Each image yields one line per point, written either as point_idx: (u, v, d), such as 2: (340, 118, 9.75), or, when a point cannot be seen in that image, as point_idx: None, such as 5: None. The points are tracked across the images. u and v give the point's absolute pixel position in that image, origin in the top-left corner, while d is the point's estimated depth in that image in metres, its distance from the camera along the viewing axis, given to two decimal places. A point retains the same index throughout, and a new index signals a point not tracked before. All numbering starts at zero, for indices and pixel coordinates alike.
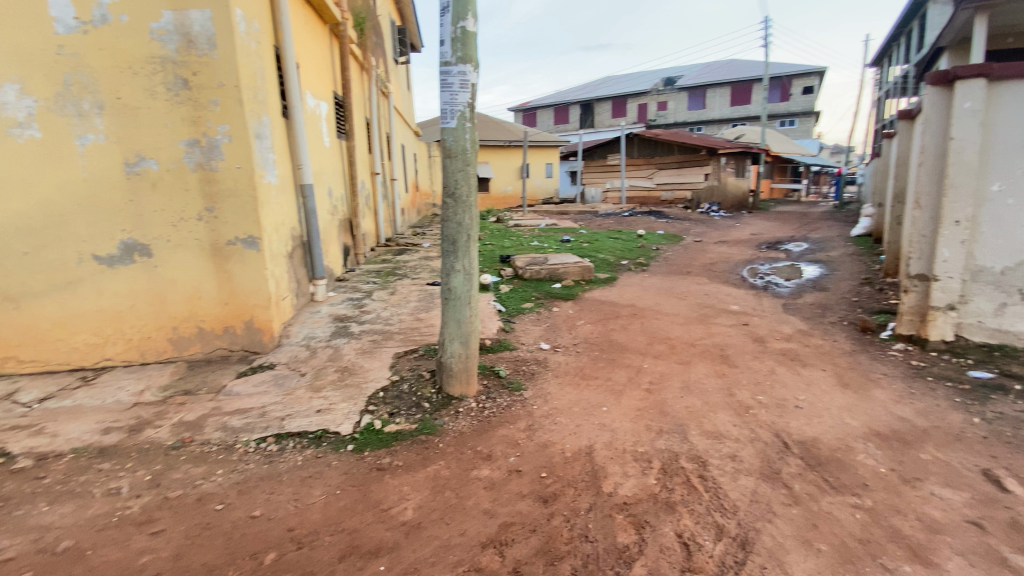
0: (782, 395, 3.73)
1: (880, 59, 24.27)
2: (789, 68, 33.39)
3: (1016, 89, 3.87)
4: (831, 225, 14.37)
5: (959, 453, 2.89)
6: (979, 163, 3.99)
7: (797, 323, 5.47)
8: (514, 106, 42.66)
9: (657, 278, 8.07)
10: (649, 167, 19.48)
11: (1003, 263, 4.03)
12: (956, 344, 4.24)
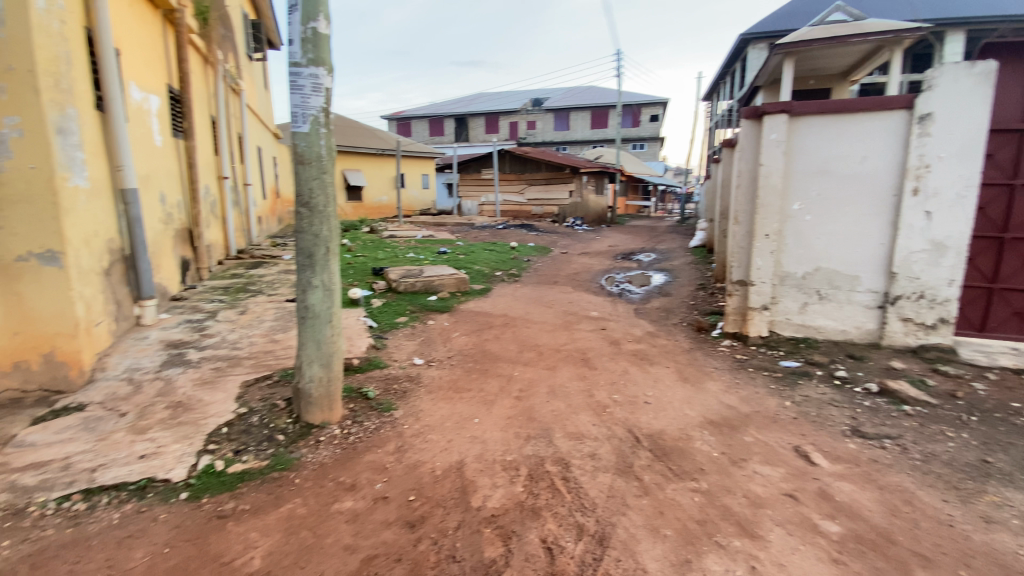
0: (634, 393, 4.08)
1: (710, 94, 28.36)
2: (640, 98, 37.45)
3: (810, 124, 4.64)
4: (675, 237, 16.33)
5: (773, 432, 3.39)
6: (783, 186, 4.77)
7: (648, 326, 6.06)
8: (387, 115, 41.64)
9: (527, 288, 8.39)
10: (519, 182, 20.27)
11: (803, 270, 4.85)
12: (770, 338, 5.02)
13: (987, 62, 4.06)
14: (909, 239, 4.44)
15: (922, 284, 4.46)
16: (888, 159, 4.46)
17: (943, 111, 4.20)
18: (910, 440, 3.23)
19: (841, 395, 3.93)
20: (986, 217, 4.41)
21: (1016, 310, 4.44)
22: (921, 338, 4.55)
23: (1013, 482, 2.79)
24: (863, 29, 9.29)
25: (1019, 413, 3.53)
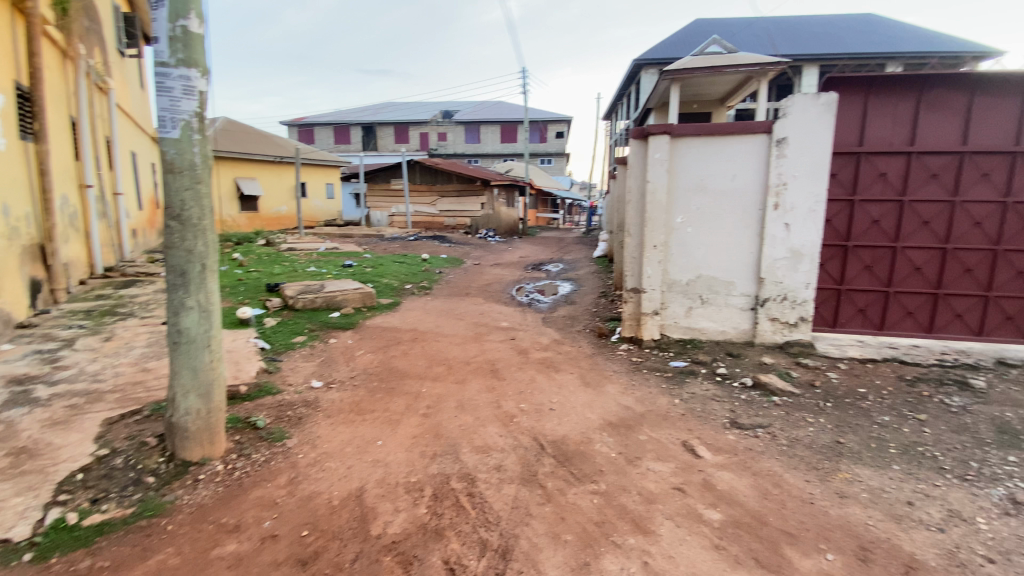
0: (540, 400, 4.17)
1: (610, 114, 30.21)
2: (546, 114, 38.92)
3: (687, 144, 5.09)
4: (581, 248, 17.08)
5: (665, 429, 3.62)
6: (667, 201, 5.18)
7: (554, 334, 6.25)
8: (287, 121, 39.32)
9: (438, 300, 8.28)
10: (431, 194, 20.03)
11: (687, 277, 5.29)
12: (661, 341, 5.41)
13: (827, 96, 4.71)
14: (772, 248, 5.01)
15: (785, 287, 5.06)
16: (754, 177, 5.00)
17: (795, 136, 4.80)
18: (778, 428, 3.62)
19: (722, 389, 4.32)
20: (832, 228, 5.12)
21: (858, 308, 5.19)
22: (786, 335, 5.14)
23: (858, 458, 3.21)
24: (735, 61, 10.45)
25: (862, 397, 4.10)
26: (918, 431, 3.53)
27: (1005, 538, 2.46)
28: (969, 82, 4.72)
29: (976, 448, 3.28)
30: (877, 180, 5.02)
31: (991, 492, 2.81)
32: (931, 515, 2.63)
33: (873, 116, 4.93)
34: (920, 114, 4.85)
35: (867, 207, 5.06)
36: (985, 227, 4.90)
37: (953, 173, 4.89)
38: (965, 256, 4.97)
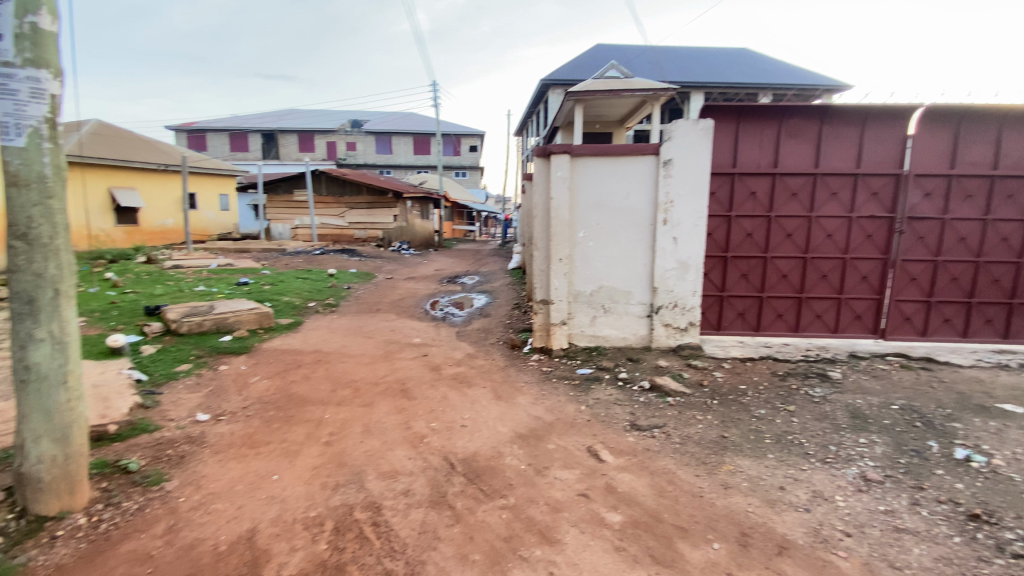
0: (451, 418, 4.12)
1: (522, 130, 31.07)
2: (459, 127, 39.09)
3: (586, 163, 5.37)
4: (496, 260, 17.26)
5: (572, 437, 3.74)
6: (570, 216, 5.42)
7: (467, 348, 6.23)
8: (174, 125, 35.86)
9: (346, 318, 7.91)
10: (339, 206, 19.10)
11: (591, 288, 5.55)
12: (569, 350, 5.61)
13: (705, 122, 5.21)
14: (664, 259, 5.41)
15: (676, 295, 5.48)
16: (646, 194, 5.38)
17: (679, 157, 5.25)
18: (673, 427, 3.89)
19: (624, 393, 4.56)
20: (713, 241, 5.71)
21: (738, 312, 5.88)
22: (679, 339, 5.56)
23: (740, 450, 3.54)
24: (632, 85, 11.22)
25: (743, 393, 4.53)
26: (788, 421, 3.97)
27: (856, 511, 2.83)
28: (817, 114, 5.45)
29: (833, 433, 3.75)
30: (749, 198, 5.63)
31: (846, 472, 3.22)
32: (799, 497, 2.96)
33: (744, 141, 5.54)
34: (780, 141, 5.52)
35: (742, 222, 5.68)
36: (835, 239, 5.68)
37: (808, 192, 5.61)
38: (821, 264, 5.73)
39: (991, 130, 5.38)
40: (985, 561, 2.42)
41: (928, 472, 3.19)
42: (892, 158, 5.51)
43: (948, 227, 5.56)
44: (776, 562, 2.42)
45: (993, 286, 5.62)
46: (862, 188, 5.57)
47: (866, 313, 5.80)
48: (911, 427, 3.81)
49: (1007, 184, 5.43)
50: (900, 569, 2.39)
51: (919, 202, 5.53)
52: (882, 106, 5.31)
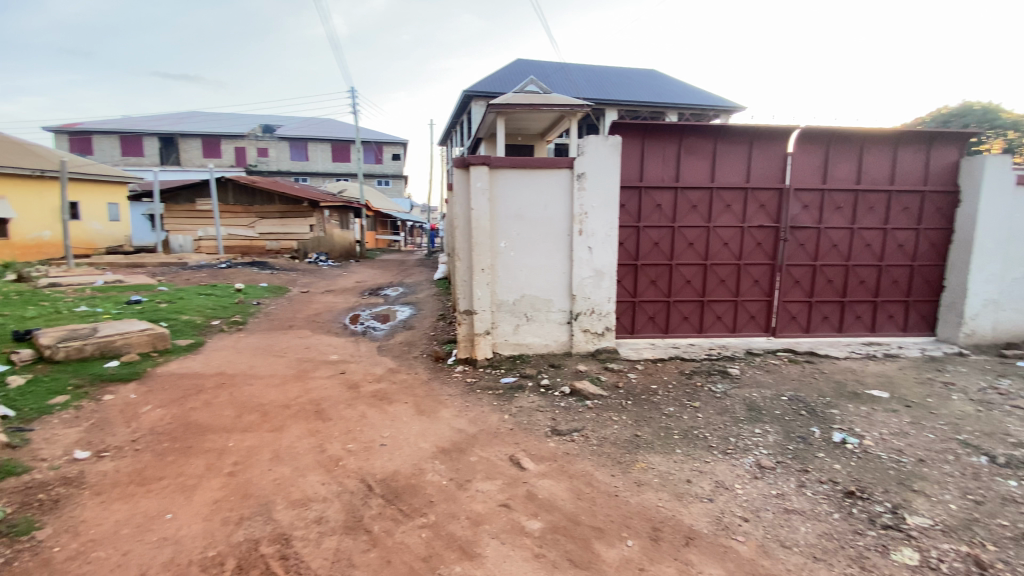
0: (369, 437, 3.97)
1: (445, 140, 30.97)
2: (380, 135, 38.20)
3: (505, 175, 5.45)
4: (421, 271, 16.98)
5: (494, 447, 3.75)
6: (491, 226, 5.45)
7: (388, 363, 6.05)
8: (48, 125, 31.80)
9: (256, 336, 7.39)
10: (249, 216, 17.86)
11: (513, 297, 5.62)
12: (493, 359, 5.62)
13: (614, 138, 5.50)
14: (581, 268, 5.63)
15: (593, 302, 5.72)
16: (562, 205, 5.56)
17: (592, 171, 5.49)
18: (591, 429, 4.03)
19: (546, 400, 4.65)
20: (625, 249, 6.03)
21: (650, 316, 6.24)
22: (597, 343, 5.80)
23: (652, 447, 3.73)
24: (549, 100, 11.60)
25: (655, 392, 4.79)
26: (694, 416, 4.25)
27: (753, 497, 3.08)
28: (712, 133, 5.95)
29: (733, 425, 4.07)
30: (655, 210, 6.01)
31: (744, 461, 3.51)
32: (704, 488, 3.18)
33: (649, 156, 5.91)
34: (681, 157, 5.96)
35: (649, 232, 6.05)
36: (730, 247, 6.21)
37: (707, 204, 6.10)
38: (720, 269, 6.23)
39: (853, 151, 6.15)
40: (859, 533, 2.72)
41: (811, 455, 3.55)
42: (775, 174, 6.13)
43: (824, 235, 6.27)
44: (683, 553, 2.56)
45: (861, 286, 6.41)
46: (752, 201, 6.14)
47: (759, 313, 6.38)
48: (797, 415, 4.23)
49: (867, 198, 6.24)
50: (789, 547, 2.62)
51: (799, 213, 6.20)
52: (766, 127, 5.90)
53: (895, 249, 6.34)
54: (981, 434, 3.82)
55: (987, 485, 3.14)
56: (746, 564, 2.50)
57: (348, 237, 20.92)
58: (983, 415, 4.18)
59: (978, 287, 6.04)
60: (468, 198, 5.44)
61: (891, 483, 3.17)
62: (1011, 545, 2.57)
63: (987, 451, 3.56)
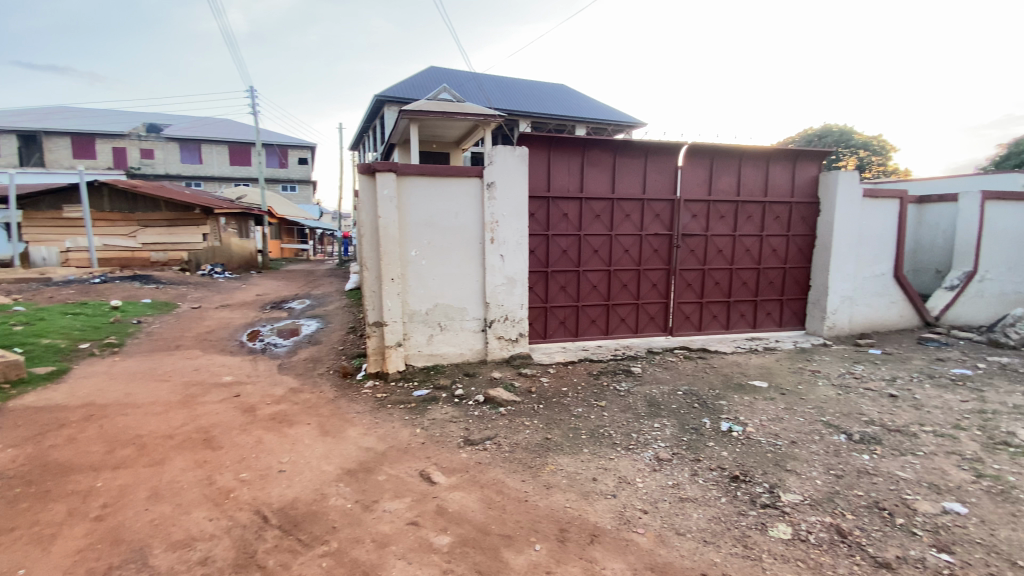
0: (266, 464, 3.68)
1: (357, 145, 29.93)
2: (284, 139, 35.97)
3: (412, 183, 5.33)
4: (330, 282, 16.16)
5: (404, 463, 3.64)
6: (399, 235, 5.30)
7: (290, 382, 5.66)
8: None
9: (133, 360, 6.57)
10: (129, 224, 15.61)
11: (425, 306, 5.51)
12: (406, 371, 5.46)
13: (521, 149, 5.62)
14: (493, 275, 5.67)
15: (506, 309, 5.78)
16: (473, 214, 5.57)
17: (500, 180, 5.57)
18: (503, 436, 4.05)
19: (459, 410, 4.60)
20: (535, 257, 6.18)
21: (560, 320, 6.44)
22: (511, 350, 5.88)
23: (561, 449, 3.83)
24: (465, 109, 11.77)
25: (565, 394, 4.94)
26: (601, 415, 4.44)
27: (652, 489, 3.27)
28: (611, 147, 6.29)
29: (635, 422, 4.30)
30: (562, 219, 6.23)
31: (644, 455, 3.72)
32: (608, 485, 3.32)
33: (555, 167, 6.11)
34: (584, 168, 6.24)
35: (558, 240, 6.24)
36: (631, 253, 6.60)
37: (609, 214, 6.43)
38: (623, 275, 6.60)
39: (733, 166, 6.82)
40: (742, 514, 2.97)
41: (703, 445, 3.85)
42: (668, 186, 6.62)
43: (711, 242, 6.87)
44: (588, 550, 2.64)
45: (743, 287, 7.10)
46: (649, 210, 6.58)
47: (659, 315, 6.84)
48: (690, 407, 4.58)
49: (746, 208, 6.94)
50: (683, 534, 2.80)
51: (690, 222, 6.75)
52: (659, 142, 6.35)
53: (770, 253, 7.11)
54: (840, 415, 4.37)
55: (845, 459, 3.59)
56: (646, 554, 2.63)
57: (247, 246, 19.39)
58: (841, 398, 4.80)
59: (836, 285, 6.94)
60: (374, 206, 5.24)
61: (769, 465, 3.52)
62: (864, 511, 2.95)
63: (845, 429, 4.08)
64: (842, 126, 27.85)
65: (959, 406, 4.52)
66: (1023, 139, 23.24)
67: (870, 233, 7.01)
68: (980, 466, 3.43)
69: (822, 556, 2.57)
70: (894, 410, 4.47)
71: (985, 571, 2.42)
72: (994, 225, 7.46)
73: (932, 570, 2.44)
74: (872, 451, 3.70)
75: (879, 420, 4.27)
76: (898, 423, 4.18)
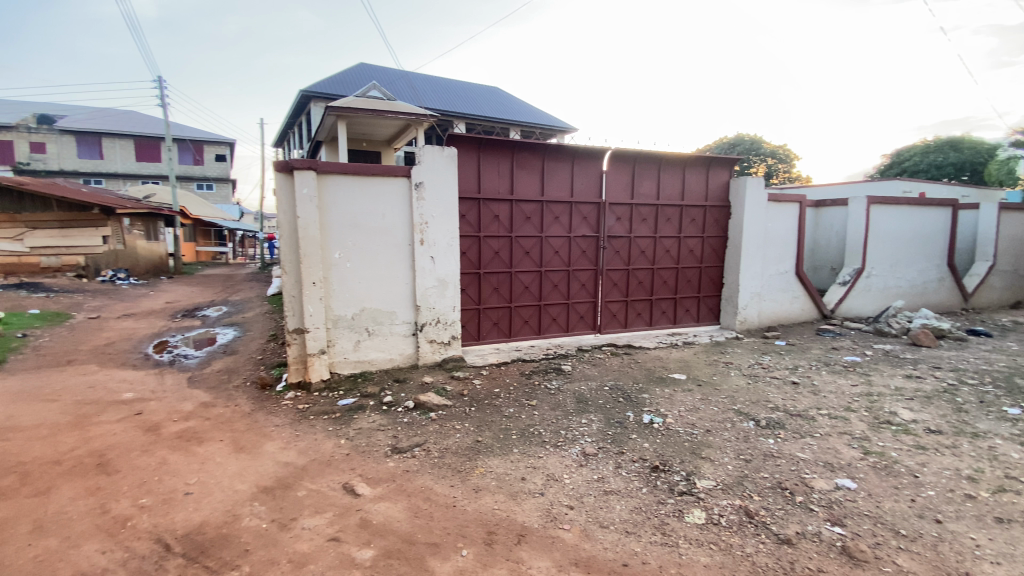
0: (171, 487, 3.38)
1: (281, 143, 28.39)
2: (198, 133, 33.33)
3: (334, 181, 5.10)
4: (251, 287, 15.16)
5: (326, 477, 3.48)
6: (321, 237, 5.06)
7: (201, 397, 5.24)
8: None
9: (12, 378, 5.80)
10: (14, 226, 13.91)
11: (351, 311, 5.31)
12: (331, 380, 5.22)
13: (449, 150, 5.57)
14: (423, 278, 5.57)
15: (437, 312, 5.71)
16: (401, 215, 5.43)
17: (429, 181, 5.48)
18: (432, 442, 3.98)
19: (387, 417, 4.47)
20: (467, 259, 6.13)
21: (493, 322, 6.45)
22: (443, 353, 5.81)
23: (491, 451, 3.83)
24: (395, 108, 11.53)
25: (497, 395, 4.95)
26: (532, 415, 4.49)
27: (578, 484, 3.34)
28: (540, 150, 6.39)
29: (564, 419, 4.39)
30: (493, 220, 6.24)
31: (572, 451, 3.80)
32: (537, 484, 3.35)
33: (484, 169, 6.11)
34: (514, 170, 6.29)
35: (489, 242, 6.24)
36: (561, 254, 6.74)
37: (539, 216, 6.53)
38: (553, 275, 6.72)
39: (654, 171, 7.16)
40: (661, 502, 3.11)
41: (627, 438, 4.00)
42: (595, 189, 6.83)
43: (635, 243, 7.18)
44: (515, 551, 2.65)
45: (665, 286, 7.48)
46: (577, 212, 6.76)
47: (588, 313, 7.05)
48: (616, 402, 4.75)
49: (666, 211, 7.31)
50: (606, 526, 2.88)
51: (615, 224, 7.01)
52: (585, 147, 6.53)
53: (689, 254, 7.54)
54: (750, 403, 4.70)
55: (753, 444, 3.87)
56: (571, 550, 2.67)
57: (155, 249, 17.70)
58: (751, 387, 5.17)
59: (746, 283, 7.49)
60: (293, 206, 4.96)
61: (686, 454, 3.72)
62: (769, 492, 3.18)
63: (754, 416, 4.40)
64: (753, 135, 30.10)
65: (850, 390, 5.01)
66: (902, 151, 26.33)
67: (775, 235, 7.63)
68: (867, 444, 3.82)
69: (732, 537, 2.74)
70: (796, 396, 4.87)
71: (870, 540, 2.69)
72: (877, 227, 8.36)
73: (826, 542, 2.68)
74: (777, 435, 4.02)
75: (783, 406, 4.64)
76: (799, 408, 4.56)
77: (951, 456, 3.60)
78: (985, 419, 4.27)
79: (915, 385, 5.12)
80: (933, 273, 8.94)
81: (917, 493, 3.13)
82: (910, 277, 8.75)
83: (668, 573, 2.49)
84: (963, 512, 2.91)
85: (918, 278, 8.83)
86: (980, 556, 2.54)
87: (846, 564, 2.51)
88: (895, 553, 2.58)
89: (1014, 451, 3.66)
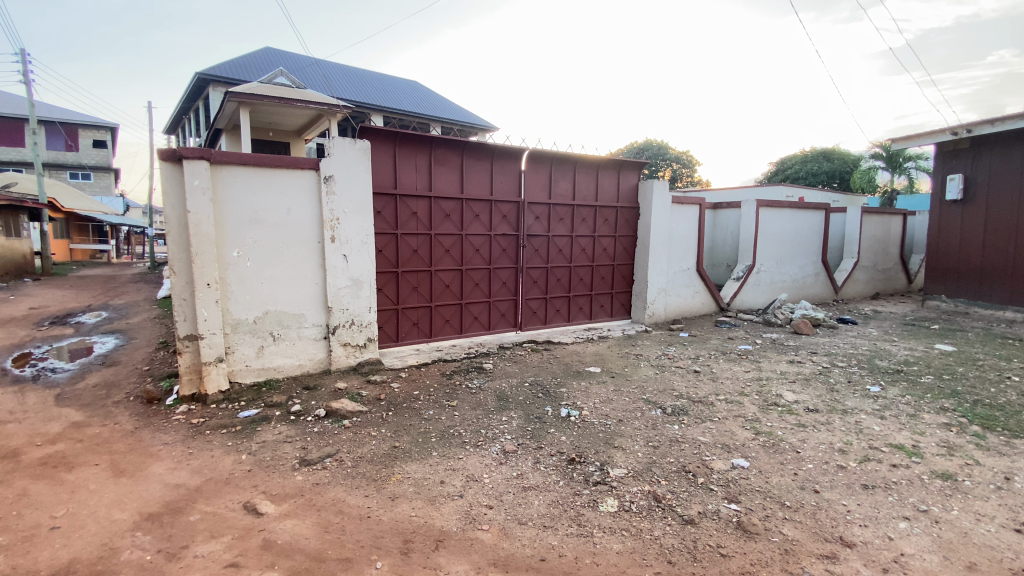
0: (33, 521, 2.91)
1: (174, 130, 25.79)
2: (70, 116, 29.32)
3: (231, 173, 4.67)
4: (138, 289, 13.55)
5: (224, 497, 3.18)
6: (216, 234, 4.62)
7: (72, 416, 4.59)
8: None
9: None
10: None
11: (252, 315, 4.92)
12: (231, 391, 4.79)
13: (362, 143, 5.33)
14: (335, 277, 5.30)
15: (351, 313, 5.46)
16: (309, 211, 5.10)
17: (340, 174, 5.20)
18: (346, 451, 3.80)
19: (295, 428, 4.19)
20: (384, 257, 5.92)
21: (413, 322, 6.29)
22: (358, 357, 5.58)
23: (409, 456, 3.73)
24: (304, 96, 10.86)
25: (416, 398, 4.83)
26: (451, 416, 4.42)
27: (498, 483, 3.35)
28: (458, 147, 6.32)
29: (484, 418, 4.38)
30: (411, 217, 6.07)
31: (492, 450, 3.80)
32: (455, 486, 3.31)
33: (401, 164, 5.92)
34: (432, 167, 6.16)
35: (407, 240, 6.07)
36: (481, 253, 6.73)
37: (458, 214, 6.46)
38: (473, 274, 6.69)
39: (570, 171, 7.36)
40: (577, 494, 3.20)
41: (546, 433, 4.07)
42: (514, 188, 6.89)
43: (554, 242, 7.34)
44: (432, 558, 2.58)
45: (581, 283, 7.73)
46: (496, 211, 6.77)
47: (509, 311, 7.11)
48: (535, 398, 4.83)
49: (581, 211, 7.55)
50: (524, 523, 2.90)
51: (533, 223, 7.12)
52: (503, 146, 6.56)
53: (602, 252, 7.84)
54: (657, 392, 5.00)
55: (660, 431, 4.10)
56: (489, 550, 2.66)
57: (16, 247, 15.19)
58: (659, 377, 5.49)
59: (654, 278, 7.95)
60: (182, 199, 4.48)
61: (600, 444, 3.86)
62: (674, 475, 3.39)
63: (661, 404, 4.67)
64: (660, 141, 32.08)
65: (743, 376, 5.51)
66: (785, 160, 29.42)
67: (679, 234, 8.16)
68: (758, 424, 4.20)
69: (642, 522, 2.88)
70: (698, 384, 5.24)
71: (761, 513, 2.94)
72: (766, 227, 9.23)
73: (724, 519, 2.89)
74: (681, 421, 4.30)
75: (686, 393, 4.98)
76: (700, 395, 4.92)
77: (826, 431, 4.06)
78: (852, 396, 4.87)
79: (796, 369, 5.72)
80: (811, 269, 10.05)
81: (800, 467, 3.48)
82: (792, 272, 9.77)
83: (584, 563, 2.56)
84: (837, 481, 3.29)
85: (799, 273, 9.89)
86: (851, 520, 2.87)
87: (741, 537, 2.73)
88: (781, 523, 2.85)
89: (874, 424, 4.20)
